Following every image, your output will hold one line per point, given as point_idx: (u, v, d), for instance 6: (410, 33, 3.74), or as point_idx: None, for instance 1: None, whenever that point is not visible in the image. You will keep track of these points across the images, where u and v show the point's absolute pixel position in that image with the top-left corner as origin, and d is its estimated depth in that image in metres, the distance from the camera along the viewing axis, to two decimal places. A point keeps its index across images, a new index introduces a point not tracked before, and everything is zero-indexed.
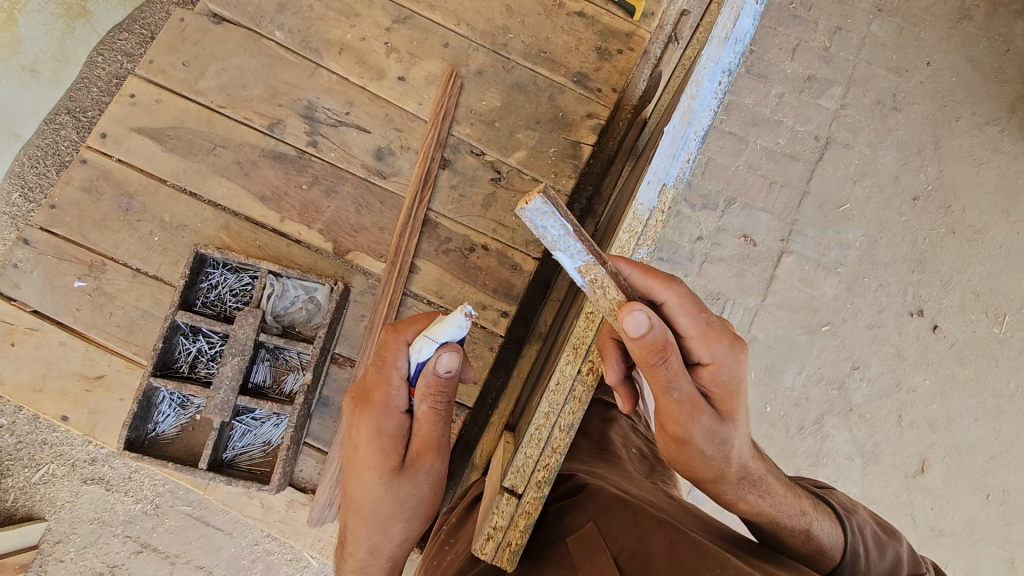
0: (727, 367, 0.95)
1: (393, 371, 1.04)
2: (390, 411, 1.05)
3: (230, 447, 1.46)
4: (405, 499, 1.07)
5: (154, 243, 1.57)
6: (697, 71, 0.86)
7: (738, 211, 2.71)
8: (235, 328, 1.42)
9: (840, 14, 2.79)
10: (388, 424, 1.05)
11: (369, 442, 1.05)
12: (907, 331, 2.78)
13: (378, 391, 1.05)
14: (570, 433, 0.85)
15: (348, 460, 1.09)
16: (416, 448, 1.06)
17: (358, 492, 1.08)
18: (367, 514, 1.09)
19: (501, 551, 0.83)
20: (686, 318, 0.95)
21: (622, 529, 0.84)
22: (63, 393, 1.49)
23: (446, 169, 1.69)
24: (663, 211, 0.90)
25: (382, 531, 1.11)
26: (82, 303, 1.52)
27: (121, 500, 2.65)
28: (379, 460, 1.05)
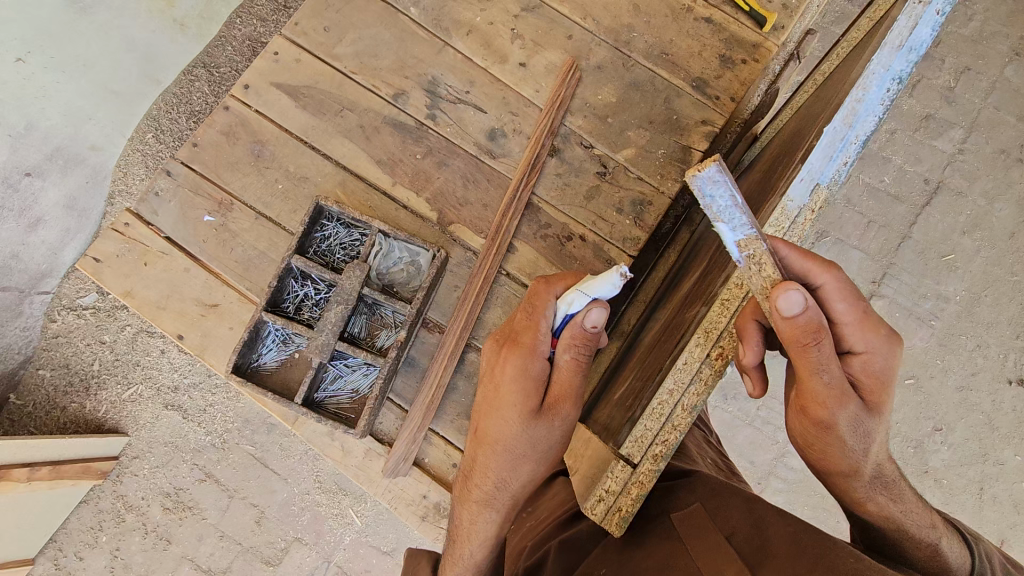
0: (877, 357, 0.99)
1: (542, 319, 1.16)
2: (534, 357, 1.17)
3: (321, 389, 1.55)
4: (539, 439, 1.18)
5: (277, 190, 1.68)
6: (866, 75, 0.85)
7: (833, 244, 2.59)
8: (343, 279, 1.51)
9: (971, 53, 2.62)
10: (532, 367, 1.17)
11: (513, 382, 1.17)
12: (1003, 400, 2.57)
13: (526, 337, 1.17)
14: (693, 415, 0.86)
15: (487, 398, 1.23)
16: (554, 395, 1.17)
17: (496, 427, 1.21)
18: (502, 449, 1.21)
19: (612, 514, 0.90)
20: (841, 304, 0.98)
21: (732, 517, 1.02)
22: (181, 314, 1.62)
23: (554, 157, 1.72)
24: (815, 209, 0.90)
25: (512, 467, 1.22)
26: (208, 236, 1.66)
27: (194, 430, 2.84)
28: (520, 400, 1.17)
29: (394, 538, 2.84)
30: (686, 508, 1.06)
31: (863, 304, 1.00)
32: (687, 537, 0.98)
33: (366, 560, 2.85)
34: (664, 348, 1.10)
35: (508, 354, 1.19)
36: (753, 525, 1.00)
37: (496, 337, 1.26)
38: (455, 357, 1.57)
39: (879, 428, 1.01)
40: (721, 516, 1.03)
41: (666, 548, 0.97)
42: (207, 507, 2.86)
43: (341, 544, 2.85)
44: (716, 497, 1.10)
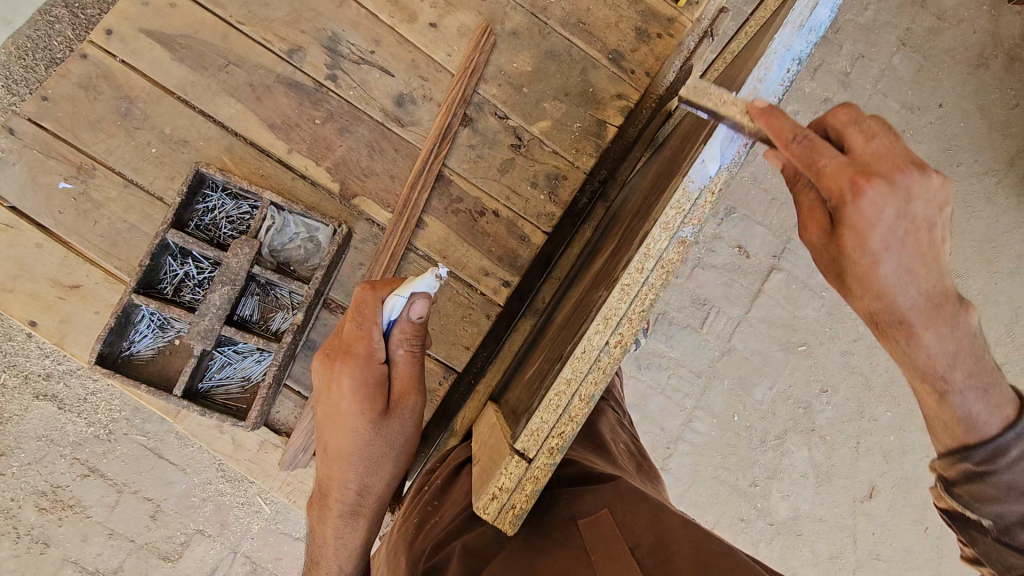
0: (885, 194, 0.84)
1: (371, 328, 1.23)
2: (371, 366, 1.25)
3: (206, 378, 1.40)
4: (392, 436, 1.32)
5: (150, 154, 1.48)
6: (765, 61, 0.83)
7: (737, 221, 2.72)
8: (229, 256, 1.36)
9: (865, 41, 2.78)
10: (370, 374, 1.26)
11: (352, 393, 1.25)
12: (878, 363, 2.84)
13: (356, 350, 1.25)
14: (588, 405, 0.84)
15: (334, 414, 1.30)
16: (398, 393, 1.30)
17: (348, 440, 1.29)
18: (355, 465, 1.31)
19: (504, 512, 0.88)
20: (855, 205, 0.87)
21: (636, 527, 1.11)
22: (34, 297, 1.40)
23: (467, 127, 1.62)
24: (714, 193, 0.82)
25: (371, 472, 1.33)
26: (65, 206, 1.43)
27: (73, 421, 2.56)
28: (365, 408, 1.27)
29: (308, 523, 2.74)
30: (593, 515, 1.11)
31: (867, 144, 0.89)
32: (591, 544, 1.05)
33: (277, 547, 2.74)
34: (570, 331, 1.07)
35: (343, 368, 1.26)
36: (655, 538, 1.09)
37: (325, 352, 1.31)
38: None
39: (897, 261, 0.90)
40: (629, 524, 1.11)
41: (572, 555, 1.02)
42: (91, 504, 2.59)
43: (250, 533, 2.71)
44: (622, 502, 1.18)
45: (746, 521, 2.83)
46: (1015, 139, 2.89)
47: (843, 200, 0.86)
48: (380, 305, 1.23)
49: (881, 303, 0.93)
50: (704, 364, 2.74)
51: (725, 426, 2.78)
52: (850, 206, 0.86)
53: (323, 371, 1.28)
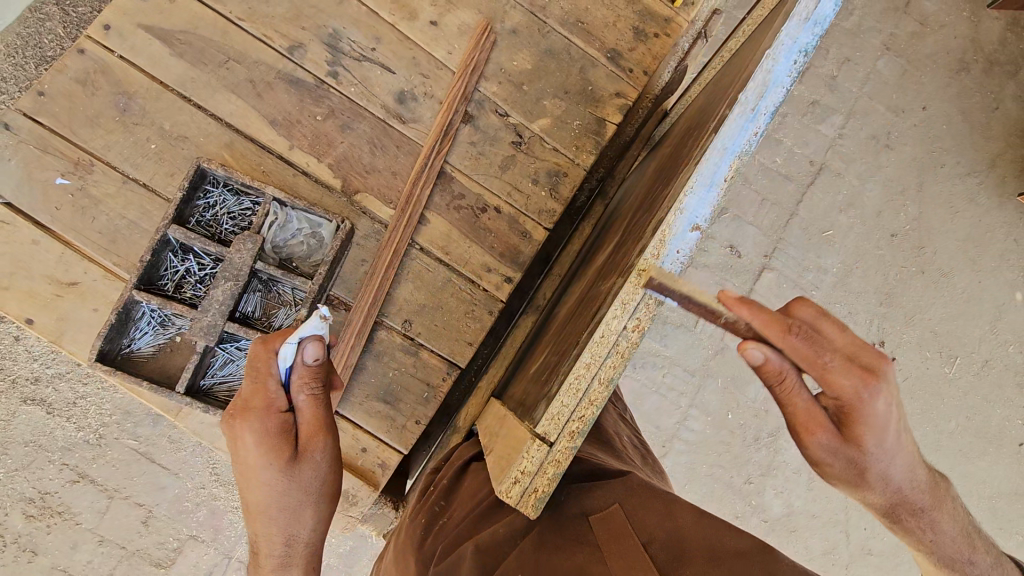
0: (891, 397, 0.93)
1: (267, 378, 1.15)
2: (268, 417, 1.16)
3: (208, 374, 1.38)
4: (307, 483, 1.21)
5: (150, 150, 1.46)
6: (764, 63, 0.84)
7: (729, 221, 2.75)
8: (232, 252, 1.34)
9: (851, 45, 2.84)
10: (271, 424, 1.16)
11: (256, 447, 1.15)
12: None
13: (253, 403, 1.15)
14: (607, 388, 0.85)
15: (243, 475, 1.19)
16: (305, 438, 1.20)
17: (263, 495, 1.19)
18: (276, 519, 1.21)
19: (527, 495, 0.88)
20: (834, 332, 0.89)
21: (646, 521, 1.19)
22: (31, 294, 1.38)
23: (468, 124, 1.63)
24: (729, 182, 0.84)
25: (291, 521, 1.23)
26: (62, 203, 1.41)
27: (62, 426, 2.51)
28: (272, 460, 1.16)
29: None
30: (605, 511, 1.19)
31: (846, 338, 0.91)
32: (604, 540, 1.13)
33: None
34: (579, 322, 1.08)
35: (242, 424, 1.15)
36: (668, 534, 1.17)
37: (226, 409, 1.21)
38: (364, 336, 1.48)
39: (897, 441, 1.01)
40: (641, 519, 1.19)
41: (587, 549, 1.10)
42: (81, 511, 2.54)
43: (244, 537, 2.68)
44: (632, 497, 1.26)
45: (741, 518, 2.85)
46: (995, 140, 2.97)
47: (848, 404, 0.94)
48: (268, 353, 1.15)
49: (884, 482, 1.08)
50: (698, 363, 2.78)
51: (719, 424, 2.81)
52: (853, 409, 0.94)
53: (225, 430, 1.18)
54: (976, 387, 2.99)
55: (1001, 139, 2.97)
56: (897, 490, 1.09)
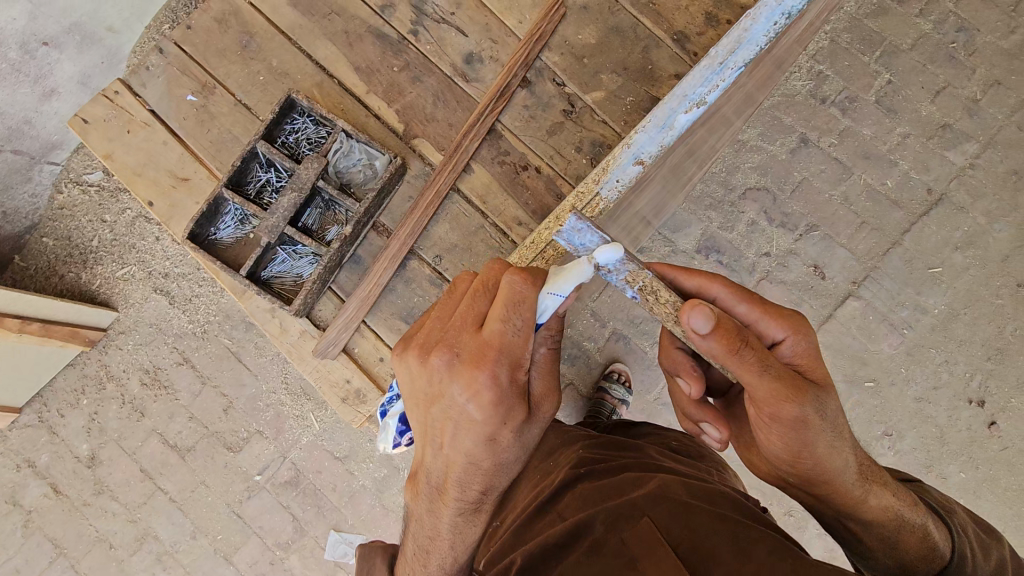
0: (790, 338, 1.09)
1: (528, 327, 0.95)
2: (525, 368, 0.95)
3: (269, 268, 1.66)
4: (527, 446, 1.03)
5: (258, 81, 1.76)
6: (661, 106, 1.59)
7: (817, 240, 2.58)
8: (300, 169, 1.60)
9: (1006, 67, 2.55)
10: (520, 376, 0.95)
11: (500, 403, 0.94)
12: (958, 418, 2.57)
13: (514, 348, 0.93)
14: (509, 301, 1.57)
15: (460, 418, 0.96)
16: (537, 397, 1.03)
17: (483, 445, 0.97)
18: (484, 472, 1.01)
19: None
20: (743, 305, 1.14)
21: (672, 521, 1.09)
22: (154, 183, 1.74)
23: (524, 89, 1.76)
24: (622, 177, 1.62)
25: (502, 475, 1.04)
26: (188, 115, 1.75)
27: (178, 316, 3.03)
28: (514, 416, 0.96)
29: (349, 446, 3.01)
30: (636, 525, 1.10)
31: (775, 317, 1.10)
32: (637, 556, 1.04)
33: (319, 461, 3.03)
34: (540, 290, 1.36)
35: (489, 365, 0.93)
36: (693, 532, 1.06)
37: (445, 346, 0.95)
38: (398, 260, 1.68)
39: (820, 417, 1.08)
40: (677, 522, 1.09)
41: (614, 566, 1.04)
42: (181, 389, 3.06)
43: (299, 444, 3.04)
44: (666, 504, 1.15)
45: None
46: None
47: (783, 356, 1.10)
48: (534, 298, 0.95)
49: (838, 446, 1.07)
50: None
51: None
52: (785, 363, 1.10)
53: (451, 371, 0.94)
54: None
55: None
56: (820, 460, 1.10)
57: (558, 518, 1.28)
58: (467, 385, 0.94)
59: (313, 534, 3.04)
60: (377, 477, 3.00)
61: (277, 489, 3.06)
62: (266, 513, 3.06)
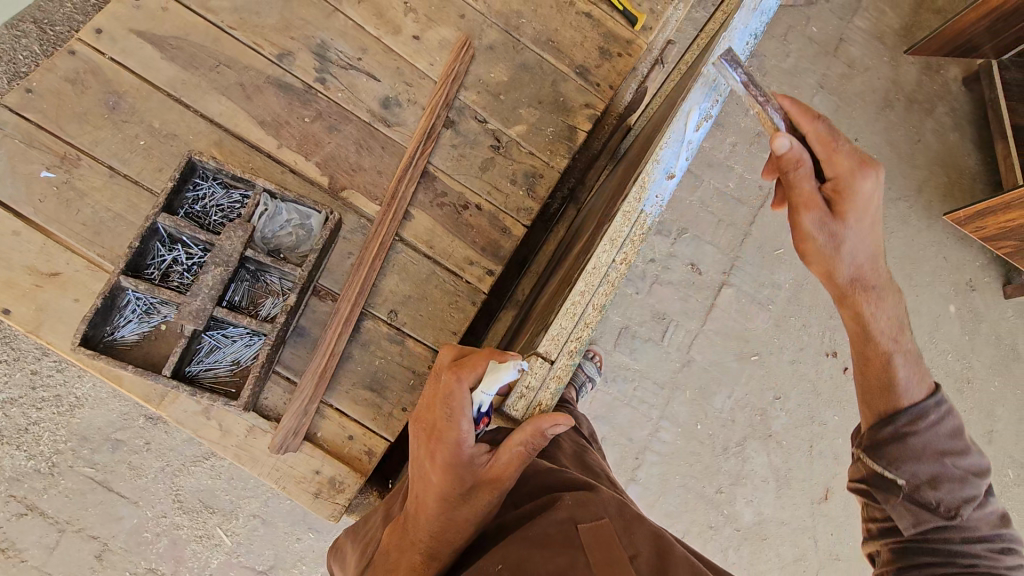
0: (872, 181, 1.16)
1: (464, 416, 0.94)
2: (465, 447, 0.95)
3: (195, 361, 1.39)
4: (478, 516, 0.98)
5: (138, 146, 1.50)
6: (659, 155, 0.98)
7: (688, 240, 2.88)
8: (221, 240, 1.38)
9: (789, 84, 3.04)
10: (462, 451, 0.95)
11: (440, 468, 0.96)
12: (823, 369, 2.98)
13: (449, 427, 0.94)
14: (599, 314, 0.99)
15: (421, 480, 1.00)
16: (492, 479, 0.96)
17: (434, 509, 0.98)
18: (432, 532, 0.99)
19: (533, 409, 0.98)
20: (820, 145, 1.17)
21: (637, 537, 1.12)
22: (8, 285, 1.37)
23: (449, 129, 1.72)
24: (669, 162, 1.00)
25: (446, 537, 0.99)
26: (46, 195, 1.42)
27: (11, 454, 2.33)
28: (453, 481, 0.96)
29: (273, 555, 2.50)
30: (596, 521, 1.08)
31: (850, 159, 1.17)
32: (590, 549, 1.02)
33: None
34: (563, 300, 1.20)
35: (437, 442, 0.96)
36: (655, 552, 1.10)
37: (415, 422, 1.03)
38: (351, 324, 1.51)
39: (866, 234, 1.18)
40: (628, 534, 1.12)
41: (569, 556, 1.01)
42: (28, 547, 2.35)
43: (208, 570, 2.47)
44: (625, 517, 1.16)
45: (714, 528, 2.87)
46: (920, 169, 3.16)
47: (842, 181, 1.17)
48: (468, 385, 0.92)
49: (854, 266, 1.20)
50: (666, 376, 2.84)
51: (689, 435, 2.86)
52: (846, 187, 1.17)
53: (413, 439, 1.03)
54: None
55: (925, 167, 3.16)
56: (857, 265, 1.20)
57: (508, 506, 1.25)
58: (421, 451, 1.00)
59: None
60: None
61: None
62: None
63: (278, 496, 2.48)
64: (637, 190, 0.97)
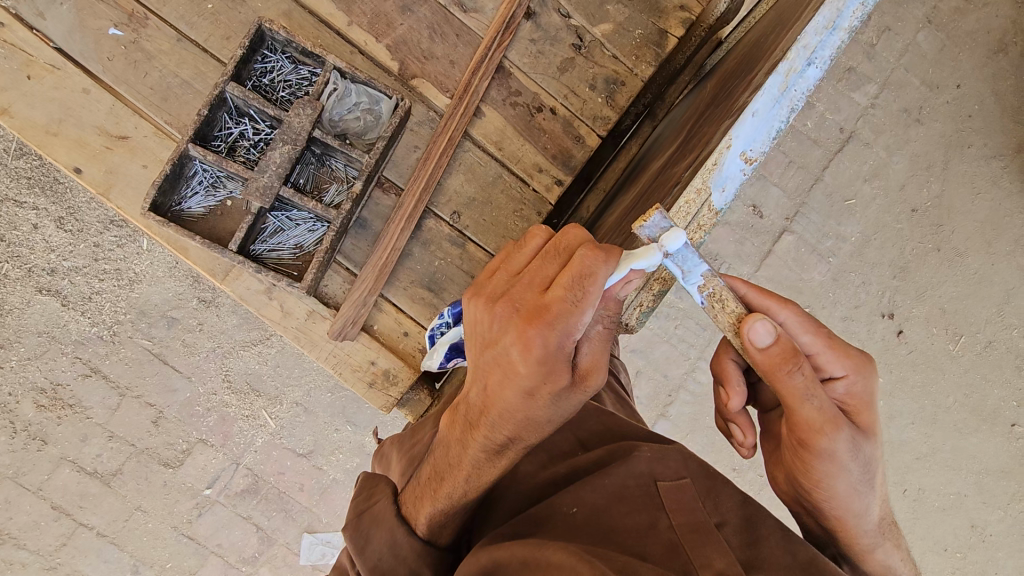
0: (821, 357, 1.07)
1: (584, 304, 0.85)
2: (573, 337, 0.87)
3: (259, 241, 1.39)
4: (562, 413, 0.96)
5: (205, 9, 1.41)
6: (800, 39, 0.89)
7: (753, 180, 2.69)
8: (290, 115, 1.33)
9: (894, 14, 2.67)
10: (565, 350, 0.87)
11: (541, 365, 0.87)
12: (874, 330, 2.78)
13: (568, 314, 0.85)
14: (714, 216, 0.95)
15: (503, 366, 0.91)
16: (580, 375, 0.93)
17: (518, 407, 0.92)
18: (517, 429, 0.95)
19: (634, 308, 1.03)
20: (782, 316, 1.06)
21: (721, 502, 1.11)
22: (80, 144, 1.37)
23: (529, 21, 1.56)
24: (797, 71, 0.89)
25: (527, 431, 0.96)
26: (114, 54, 1.38)
27: (76, 319, 2.45)
28: (548, 379, 0.89)
29: (313, 439, 2.61)
30: (677, 483, 1.11)
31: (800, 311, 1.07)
32: (673, 511, 1.03)
33: (279, 462, 2.61)
34: (644, 205, 1.14)
35: (536, 334, 0.87)
36: (741, 519, 1.09)
37: (510, 300, 0.91)
38: (413, 221, 1.46)
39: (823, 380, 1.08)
40: (712, 500, 1.11)
41: (650, 514, 1.02)
42: (93, 406, 2.49)
43: (252, 446, 2.59)
44: (708, 481, 1.16)
45: (737, 470, 2.87)
46: None
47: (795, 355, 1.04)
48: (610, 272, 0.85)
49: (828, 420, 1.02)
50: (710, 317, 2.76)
51: None
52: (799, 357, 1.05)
53: (504, 316, 0.91)
54: (976, 366, 2.85)
55: None
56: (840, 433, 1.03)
57: (578, 448, 1.28)
58: (512, 339, 0.89)
59: (283, 540, 2.65)
60: (349, 468, 2.65)
61: (232, 501, 2.60)
62: (222, 530, 2.61)
63: (319, 389, 2.58)
64: (775, 74, 0.89)
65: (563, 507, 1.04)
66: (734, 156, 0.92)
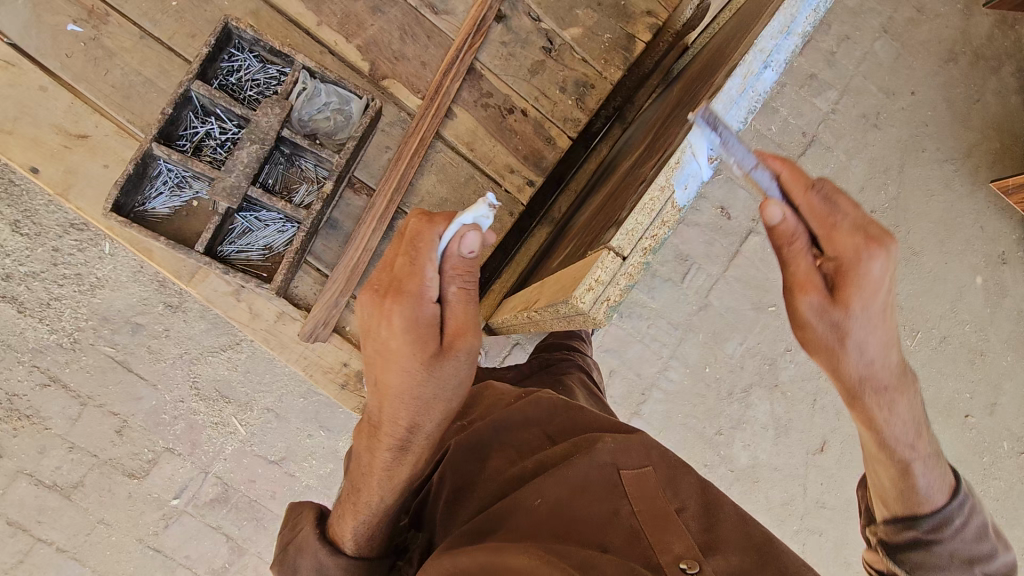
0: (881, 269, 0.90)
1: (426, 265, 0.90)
2: (426, 299, 0.91)
3: (227, 242, 1.37)
4: (450, 382, 0.95)
5: (170, 7, 1.39)
6: (757, 43, 0.93)
7: (721, 182, 2.77)
8: (258, 115, 1.32)
9: (851, 23, 2.79)
10: (422, 313, 0.91)
11: (404, 333, 0.90)
12: None
13: (410, 277, 0.90)
14: (678, 213, 0.97)
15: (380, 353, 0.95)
16: (449, 337, 0.93)
17: (399, 384, 0.93)
18: (408, 410, 0.95)
19: (600, 304, 0.96)
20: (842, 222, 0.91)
21: (681, 488, 1.14)
22: (37, 144, 1.33)
23: (500, 24, 1.57)
24: (753, 75, 0.94)
25: (419, 411, 0.96)
26: (73, 51, 1.34)
27: (32, 326, 2.36)
28: (416, 346, 0.91)
29: (285, 445, 2.57)
30: (639, 472, 1.14)
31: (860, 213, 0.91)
32: (634, 500, 1.06)
33: (250, 469, 2.55)
34: (613, 205, 1.15)
35: (389, 305, 0.91)
36: (702, 505, 1.12)
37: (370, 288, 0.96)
38: (385, 221, 1.46)
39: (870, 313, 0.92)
40: (674, 488, 1.14)
41: (612, 503, 1.05)
42: (51, 416, 2.40)
43: (222, 454, 2.53)
44: (669, 468, 1.18)
45: (709, 466, 2.91)
46: (973, 132, 2.95)
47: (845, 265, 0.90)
48: (437, 232, 0.91)
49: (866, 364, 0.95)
50: (682, 316, 2.81)
51: (697, 376, 2.86)
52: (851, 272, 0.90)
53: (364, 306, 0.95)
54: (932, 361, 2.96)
55: (979, 131, 2.96)
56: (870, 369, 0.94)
57: (546, 441, 1.29)
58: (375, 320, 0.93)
59: (254, 550, 2.59)
60: (322, 474, 2.60)
61: (200, 510, 2.54)
62: (190, 541, 2.54)
63: (291, 395, 2.54)
64: (735, 76, 0.92)
65: (527, 500, 1.04)
66: (696, 155, 0.94)
